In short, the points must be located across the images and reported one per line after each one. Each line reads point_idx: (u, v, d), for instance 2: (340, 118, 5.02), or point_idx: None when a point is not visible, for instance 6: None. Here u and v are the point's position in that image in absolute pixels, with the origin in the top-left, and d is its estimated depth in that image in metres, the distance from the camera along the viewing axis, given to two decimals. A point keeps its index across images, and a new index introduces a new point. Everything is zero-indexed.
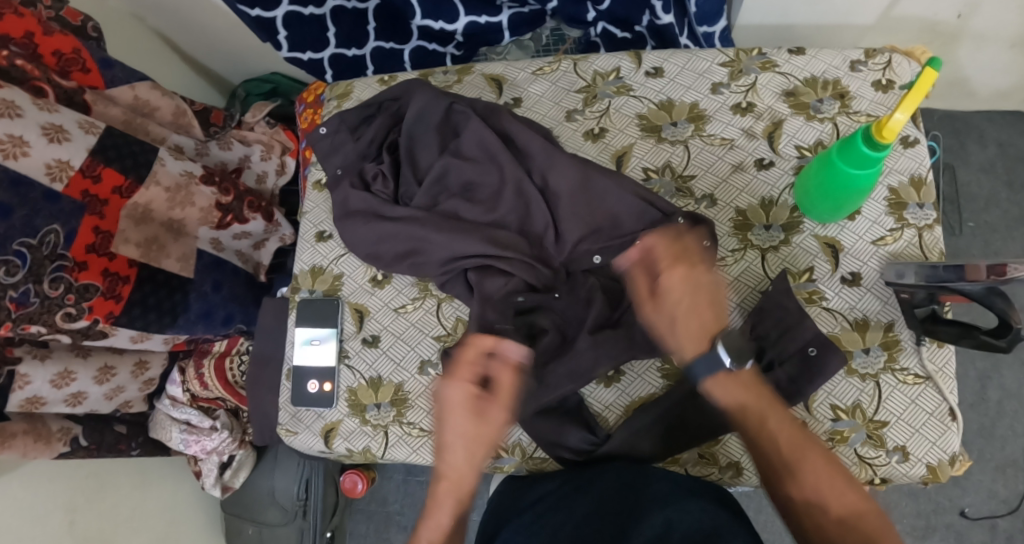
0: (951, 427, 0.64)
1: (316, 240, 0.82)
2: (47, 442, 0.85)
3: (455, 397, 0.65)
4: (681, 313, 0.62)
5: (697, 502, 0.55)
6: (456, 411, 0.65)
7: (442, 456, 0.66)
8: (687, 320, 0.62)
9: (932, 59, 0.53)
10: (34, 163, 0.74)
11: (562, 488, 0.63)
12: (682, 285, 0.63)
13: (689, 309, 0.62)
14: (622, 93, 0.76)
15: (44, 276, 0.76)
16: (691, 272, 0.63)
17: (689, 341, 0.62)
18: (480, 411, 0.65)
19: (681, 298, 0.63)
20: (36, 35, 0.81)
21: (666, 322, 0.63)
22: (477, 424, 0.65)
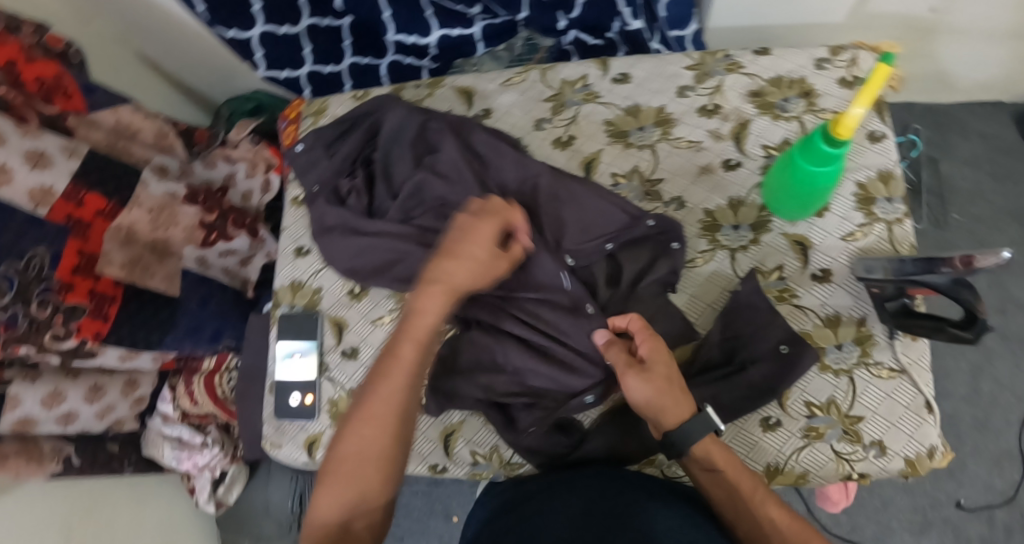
0: (928, 420, 0.64)
1: (295, 255, 0.83)
2: (40, 461, 0.86)
3: (480, 222, 0.57)
4: (666, 386, 0.56)
5: (676, 508, 0.55)
6: (482, 243, 0.56)
7: (450, 263, 0.55)
8: (668, 395, 0.56)
9: (885, 54, 0.52)
10: (15, 191, 0.76)
11: (540, 492, 0.61)
12: (661, 357, 0.57)
13: (669, 380, 0.56)
14: (589, 101, 0.77)
15: (31, 298, 0.78)
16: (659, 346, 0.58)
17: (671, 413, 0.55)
18: (499, 252, 0.58)
19: (663, 368, 0.57)
20: (19, 63, 0.85)
21: (650, 399, 0.56)
22: (482, 255, 0.56)
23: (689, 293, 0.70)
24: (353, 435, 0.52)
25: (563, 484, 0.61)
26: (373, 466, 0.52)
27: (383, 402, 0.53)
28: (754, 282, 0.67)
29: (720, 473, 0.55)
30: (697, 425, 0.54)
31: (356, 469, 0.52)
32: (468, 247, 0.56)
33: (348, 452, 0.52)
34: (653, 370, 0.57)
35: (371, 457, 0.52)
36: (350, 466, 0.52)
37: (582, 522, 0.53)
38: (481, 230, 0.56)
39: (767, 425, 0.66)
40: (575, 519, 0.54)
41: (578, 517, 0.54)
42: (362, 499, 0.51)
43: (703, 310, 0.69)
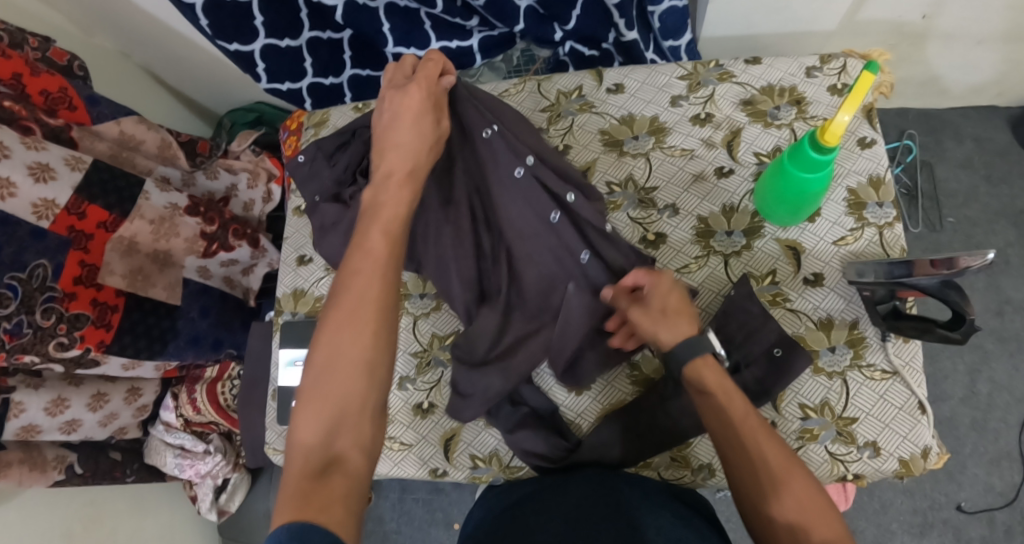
0: (921, 420, 0.65)
1: (296, 263, 0.84)
2: (42, 470, 0.86)
3: (415, 101, 0.58)
4: (659, 318, 0.55)
5: (670, 509, 0.56)
6: (412, 113, 0.58)
7: (388, 152, 0.57)
8: (664, 323, 0.55)
9: (871, 61, 0.53)
10: (19, 204, 0.77)
11: (533, 497, 0.62)
12: (661, 290, 0.56)
13: (667, 312, 0.56)
14: (584, 111, 0.79)
15: (35, 307, 0.79)
16: (667, 285, 0.56)
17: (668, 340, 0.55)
18: (431, 125, 0.59)
19: (656, 306, 0.56)
20: (24, 77, 0.85)
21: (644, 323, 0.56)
22: (415, 122, 0.58)
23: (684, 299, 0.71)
24: (325, 344, 0.46)
25: (556, 488, 0.62)
26: (357, 370, 0.46)
27: (355, 302, 0.47)
28: (747, 287, 0.68)
29: (721, 411, 0.52)
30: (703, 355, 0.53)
31: (335, 379, 0.46)
32: (401, 131, 0.57)
33: (322, 363, 0.46)
34: (649, 306, 0.56)
35: (353, 365, 0.46)
36: (330, 375, 0.46)
37: (575, 513, 0.56)
38: (414, 104, 0.58)
39: None
40: (569, 511, 0.57)
41: (572, 508, 0.57)
42: (344, 411, 0.45)
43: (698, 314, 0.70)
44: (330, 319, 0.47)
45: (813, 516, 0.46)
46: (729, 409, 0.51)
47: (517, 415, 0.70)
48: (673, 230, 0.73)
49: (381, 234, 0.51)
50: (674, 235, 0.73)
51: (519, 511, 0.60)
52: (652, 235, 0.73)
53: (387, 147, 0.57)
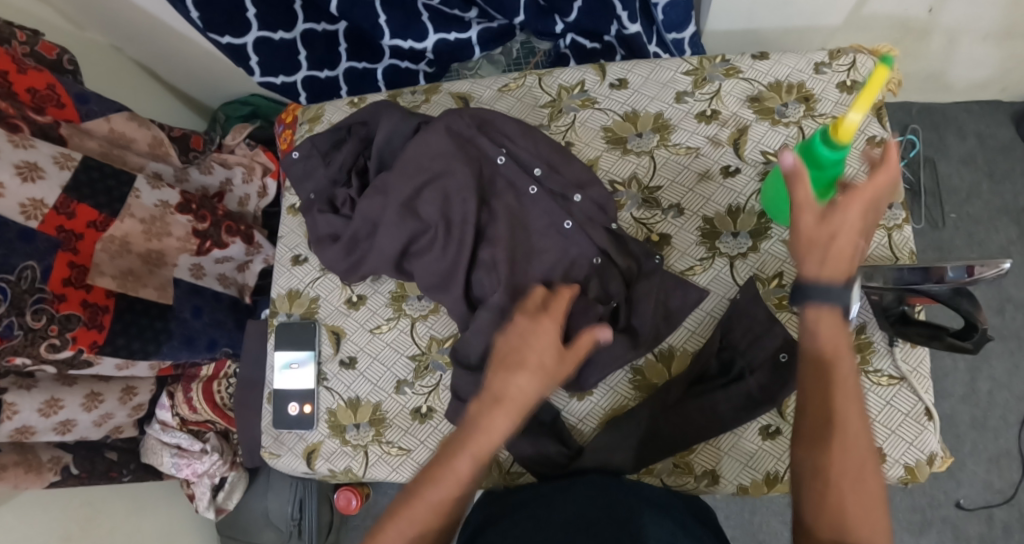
0: (927, 427, 0.63)
1: (292, 263, 0.82)
2: (38, 472, 0.86)
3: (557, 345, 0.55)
4: (827, 238, 0.48)
5: (669, 513, 0.56)
6: (545, 349, 0.54)
7: (513, 374, 0.53)
8: (823, 249, 0.48)
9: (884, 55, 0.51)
10: (8, 203, 0.76)
11: (529, 501, 0.61)
12: (848, 216, 0.48)
13: (847, 237, 0.48)
14: (587, 107, 0.76)
15: (25, 308, 0.77)
16: (858, 205, 0.48)
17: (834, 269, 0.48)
18: (563, 354, 0.55)
19: (837, 231, 0.48)
20: (10, 74, 0.83)
21: (809, 237, 0.49)
22: (550, 357, 0.54)
23: None
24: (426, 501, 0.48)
25: (553, 493, 0.61)
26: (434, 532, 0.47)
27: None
28: (753, 289, 0.67)
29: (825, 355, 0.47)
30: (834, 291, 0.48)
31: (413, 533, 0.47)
32: (535, 354, 0.54)
33: None
34: (824, 223, 0.48)
35: None
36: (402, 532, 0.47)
37: (565, 528, 0.54)
38: (558, 366, 0.55)
39: (767, 433, 0.65)
40: (558, 522, 0.55)
41: (563, 520, 0.55)
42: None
43: (702, 317, 0.69)
44: (425, 479, 0.50)
45: (863, 508, 0.41)
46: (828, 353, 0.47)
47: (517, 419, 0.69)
48: (677, 231, 0.71)
49: (472, 459, 0.50)
50: (678, 236, 0.71)
51: (510, 520, 0.58)
52: (656, 236, 0.71)
53: (513, 369, 0.53)
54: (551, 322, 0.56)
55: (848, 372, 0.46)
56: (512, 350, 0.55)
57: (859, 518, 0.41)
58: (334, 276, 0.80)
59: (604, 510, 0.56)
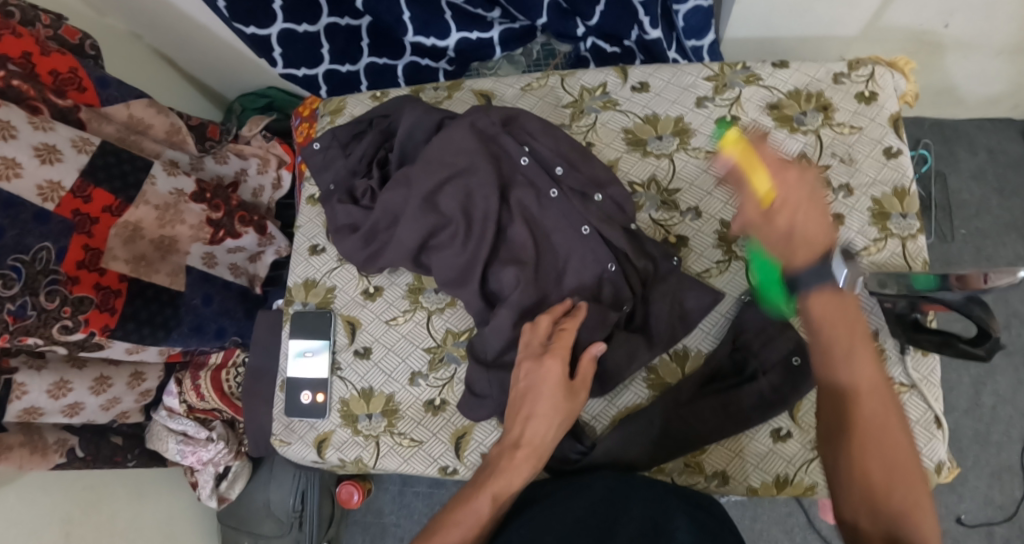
0: (937, 435, 0.64)
1: (309, 253, 0.83)
2: (43, 454, 0.86)
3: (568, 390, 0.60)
4: (785, 237, 0.51)
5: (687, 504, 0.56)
6: (552, 386, 0.59)
7: (523, 419, 0.59)
8: (781, 242, 0.51)
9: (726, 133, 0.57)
10: (25, 184, 0.77)
11: (546, 496, 0.61)
12: (789, 205, 0.51)
13: (803, 231, 0.50)
14: (608, 108, 0.78)
15: (40, 289, 0.78)
16: (801, 193, 0.50)
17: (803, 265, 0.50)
18: (574, 391, 0.60)
19: (789, 222, 0.51)
20: (34, 55, 0.85)
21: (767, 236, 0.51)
22: (560, 401, 0.59)
23: None
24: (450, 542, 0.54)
25: (570, 487, 0.61)
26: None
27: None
28: None
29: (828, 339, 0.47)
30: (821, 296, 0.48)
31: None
32: (541, 403, 0.59)
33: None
34: (773, 219, 0.51)
35: None
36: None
37: (576, 527, 0.53)
38: (568, 404, 0.60)
39: (778, 436, 0.66)
40: (567, 525, 0.54)
41: (572, 520, 0.54)
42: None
43: (715, 319, 0.70)
44: (445, 522, 0.56)
45: (896, 473, 0.43)
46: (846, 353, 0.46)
47: None
48: (694, 234, 0.72)
49: (489, 499, 0.56)
50: (695, 238, 0.72)
51: (517, 521, 0.58)
52: (673, 238, 0.72)
53: (522, 416, 0.59)
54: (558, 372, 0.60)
55: (870, 361, 0.46)
56: (520, 403, 0.60)
57: (889, 485, 0.43)
58: (351, 267, 0.81)
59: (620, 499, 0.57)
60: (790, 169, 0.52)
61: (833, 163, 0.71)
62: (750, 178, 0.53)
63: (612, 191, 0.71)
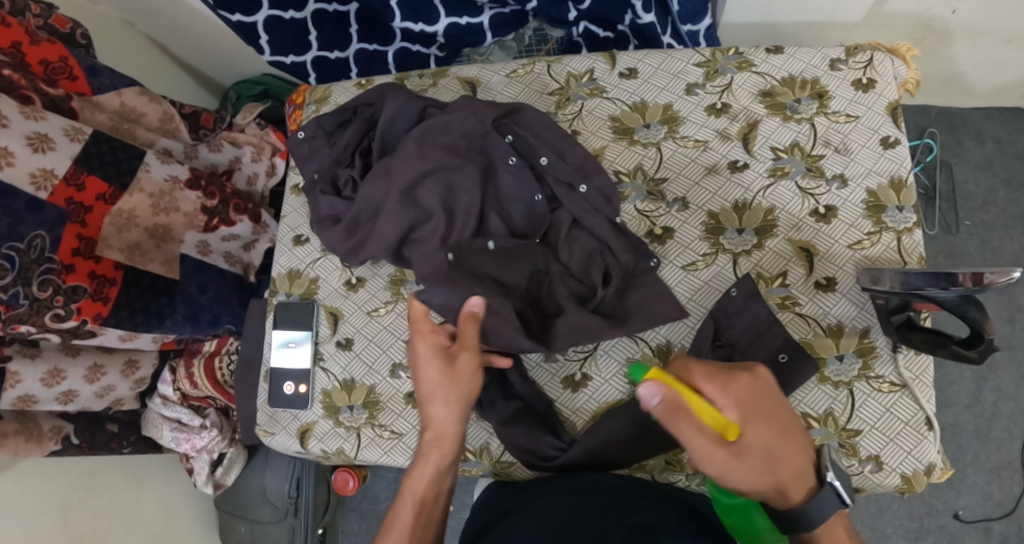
0: (927, 437, 0.62)
1: (293, 243, 0.82)
2: (38, 441, 0.87)
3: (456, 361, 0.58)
4: (765, 466, 0.50)
5: (673, 514, 0.55)
6: (424, 362, 0.58)
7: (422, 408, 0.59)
8: (761, 476, 0.49)
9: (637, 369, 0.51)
10: (18, 172, 0.77)
11: (529, 502, 0.61)
12: (756, 429, 0.49)
13: (776, 450, 0.50)
14: (595, 95, 0.75)
15: (32, 279, 0.78)
16: (755, 412, 0.50)
17: (795, 490, 0.51)
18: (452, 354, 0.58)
19: (762, 450, 0.49)
20: (24, 45, 0.85)
21: (753, 476, 0.49)
22: (455, 376, 0.57)
23: (690, 298, 0.68)
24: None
25: (554, 489, 0.61)
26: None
27: None
28: (750, 288, 0.65)
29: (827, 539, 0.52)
30: (824, 503, 0.50)
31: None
32: (425, 384, 0.58)
33: None
34: (746, 456, 0.49)
35: None
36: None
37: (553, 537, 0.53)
38: (451, 370, 0.57)
39: None
40: (551, 524, 0.55)
41: (557, 522, 0.55)
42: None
43: (699, 314, 0.68)
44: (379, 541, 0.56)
45: None
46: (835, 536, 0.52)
47: (509, 409, 0.68)
48: (681, 225, 0.70)
49: (412, 504, 0.55)
50: (681, 230, 0.70)
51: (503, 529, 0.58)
52: (659, 229, 0.70)
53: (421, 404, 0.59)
54: (435, 348, 0.59)
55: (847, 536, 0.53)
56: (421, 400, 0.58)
57: None
58: (334, 257, 0.80)
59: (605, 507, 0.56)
60: (721, 389, 0.50)
61: (827, 153, 0.69)
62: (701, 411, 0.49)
63: (599, 179, 0.69)
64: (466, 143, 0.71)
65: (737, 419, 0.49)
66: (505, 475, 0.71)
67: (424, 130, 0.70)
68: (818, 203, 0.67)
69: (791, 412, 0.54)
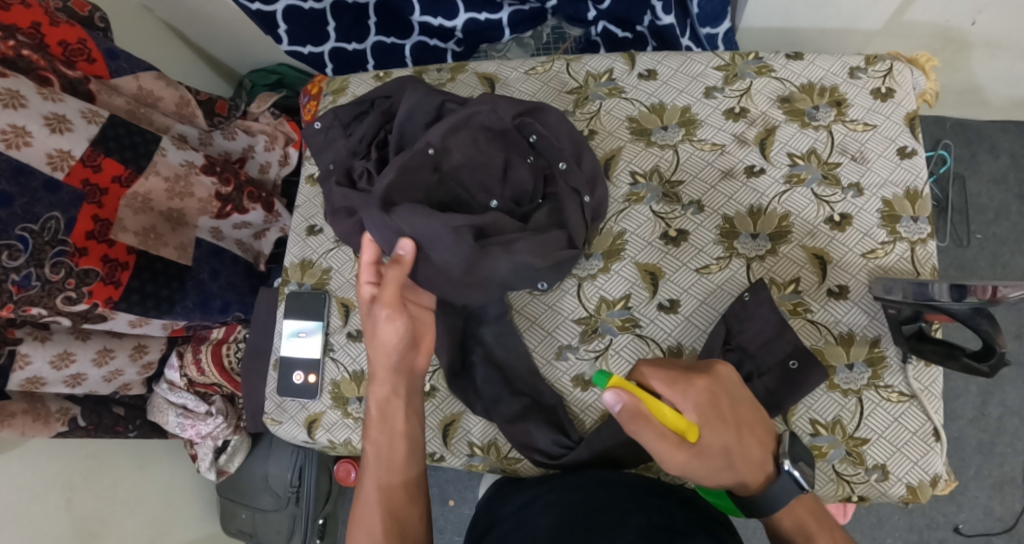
0: (934, 448, 0.62)
1: (306, 233, 0.82)
2: (45, 421, 0.89)
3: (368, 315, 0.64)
4: (724, 462, 0.53)
5: (683, 511, 0.56)
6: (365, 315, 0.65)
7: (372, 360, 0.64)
8: (720, 472, 0.53)
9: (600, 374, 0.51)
10: (35, 152, 0.80)
11: (534, 502, 0.61)
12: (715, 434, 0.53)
13: (733, 446, 0.53)
14: (613, 95, 0.75)
15: (45, 261, 0.81)
16: (712, 417, 0.53)
17: (752, 479, 0.55)
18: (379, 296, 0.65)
19: (720, 448, 0.53)
20: (43, 26, 0.88)
21: (711, 471, 0.53)
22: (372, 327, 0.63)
23: (702, 300, 0.68)
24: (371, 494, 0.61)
25: (562, 488, 0.61)
26: (388, 504, 0.61)
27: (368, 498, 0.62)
28: (763, 293, 0.65)
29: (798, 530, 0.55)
30: (779, 491, 0.54)
31: (373, 523, 0.59)
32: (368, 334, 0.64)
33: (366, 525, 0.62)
34: (704, 455, 0.52)
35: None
36: (363, 527, 0.59)
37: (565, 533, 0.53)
38: (374, 324, 0.62)
39: None
40: (573, 509, 0.56)
41: (580, 509, 0.56)
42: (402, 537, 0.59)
43: (709, 317, 0.68)
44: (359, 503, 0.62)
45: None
46: (796, 519, 0.56)
47: (517, 406, 0.69)
48: (695, 228, 0.70)
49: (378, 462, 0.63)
50: (696, 233, 0.70)
51: (510, 530, 0.58)
52: (673, 232, 0.70)
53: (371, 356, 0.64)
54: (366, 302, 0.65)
55: (814, 522, 0.56)
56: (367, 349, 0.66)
57: None
58: (347, 249, 0.80)
59: (617, 504, 0.56)
60: (681, 395, 0.53)
61: (843, 161, 0.69)
62: (661, 417, 0.51)
63: (600, 193, 0.71)
64: (487, 138, 0.70)
65: (697, 423, 0.52)
66: (512, 471, 0.71)
67: (450, 127, 0.68)
68: (833, 210, 0.67)
69: (757, 411, 0.57)
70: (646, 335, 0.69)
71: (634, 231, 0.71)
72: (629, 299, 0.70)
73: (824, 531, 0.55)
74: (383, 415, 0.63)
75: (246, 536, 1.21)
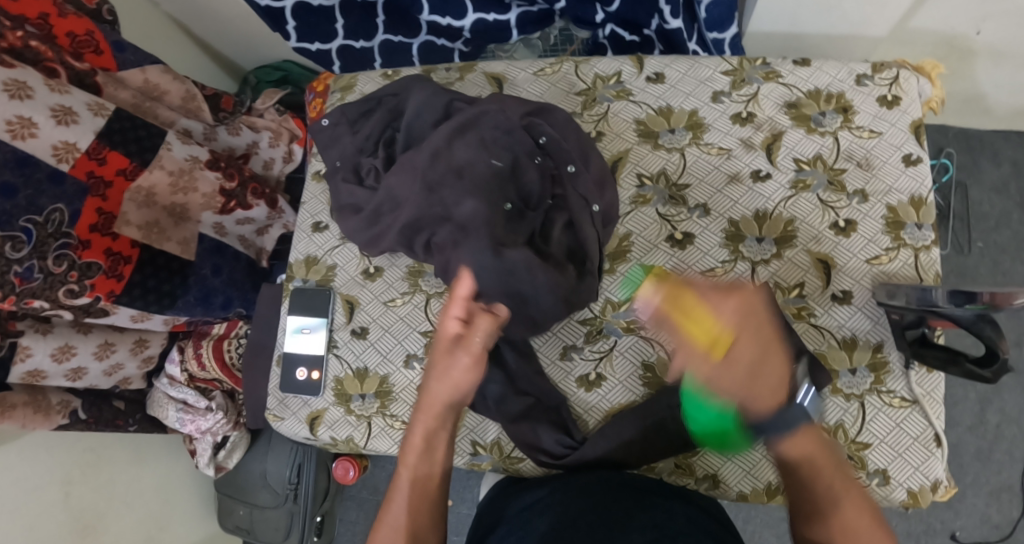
0: (935, 453, 0.62)
1: (312, 230, 0.82)
2: (46, 414, 0.88)
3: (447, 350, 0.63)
4: (751, 375, 0.53)
5: (684, 510, 0.56)
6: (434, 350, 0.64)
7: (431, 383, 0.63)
8: (749, 386, 0.53)
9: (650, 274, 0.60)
10: (41, 144, 0.80)
11: (535, 502, 0.61)
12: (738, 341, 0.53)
13: (760, 358, 0.53)
14: (621, 98, 0.75)
15: (48, 253, 0.81)
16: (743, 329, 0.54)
17: (771, 405, 0.54)
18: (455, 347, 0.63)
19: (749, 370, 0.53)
20: (51, 17, 0.88)
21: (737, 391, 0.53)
22: (450, 363, 0.62)
23: None
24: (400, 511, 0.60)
25: (563, 489, 0.61)
26: (415, 528, 0.59)
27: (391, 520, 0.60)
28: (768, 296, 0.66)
29: (810, 462, 0.55)
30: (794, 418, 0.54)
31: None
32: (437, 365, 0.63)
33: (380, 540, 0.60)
34: (730, 368, 0.52)
35: None
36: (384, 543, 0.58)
37: (572, 531, 0.53)
38: (450, 364, 0.62)
39: None
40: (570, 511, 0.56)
41: (580, 512, 0.56)
42: None
43: None
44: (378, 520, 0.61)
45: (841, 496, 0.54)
46: (806, 450, 0.55)
47: (521, 405, 0.69)
48: (701, 231, 0.70)
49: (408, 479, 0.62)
50: (701, 236, 0.70)
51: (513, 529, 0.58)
52: (679, 234, 0.70)
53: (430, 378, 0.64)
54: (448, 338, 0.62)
55: (823, 454, 0.55)
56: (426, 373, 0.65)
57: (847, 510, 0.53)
58: (353, 246, 0.80)
59: (618, 505, 0.56)
60: (718, 304, 0.54)
61: (849, 167, 0.69)
62: (691, 323, 0.53)
63: (610, 197, 0.70)
64: (494, 136, 0.69)
65: (729, 335, 0.53)
66: (515, 470, 0.71)
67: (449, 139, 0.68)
68: (838, 216, 0.68)
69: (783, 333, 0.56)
70: (651, 337, 0.69)
71: (640, 233, 0.72)
72: (634, 300, 0.70)
73: (833, 464, 0.56)
74: (428, 444, 0.63)
75: (243, 533, 1.21)
